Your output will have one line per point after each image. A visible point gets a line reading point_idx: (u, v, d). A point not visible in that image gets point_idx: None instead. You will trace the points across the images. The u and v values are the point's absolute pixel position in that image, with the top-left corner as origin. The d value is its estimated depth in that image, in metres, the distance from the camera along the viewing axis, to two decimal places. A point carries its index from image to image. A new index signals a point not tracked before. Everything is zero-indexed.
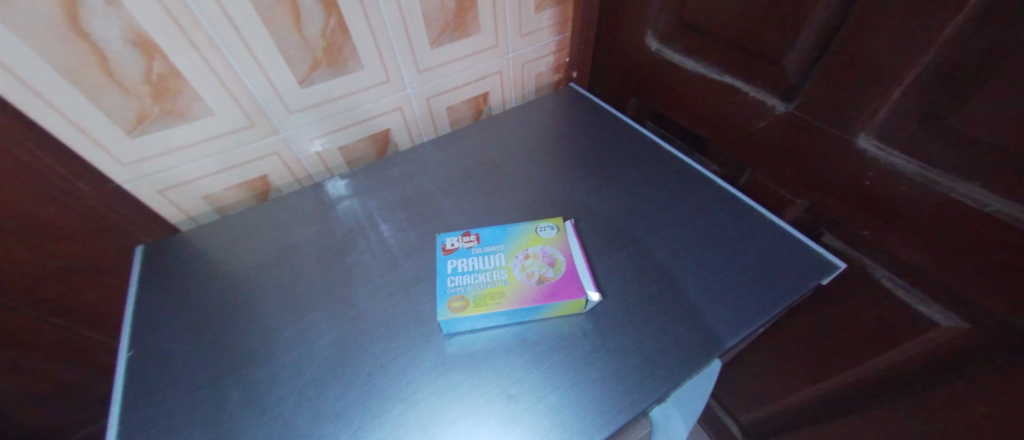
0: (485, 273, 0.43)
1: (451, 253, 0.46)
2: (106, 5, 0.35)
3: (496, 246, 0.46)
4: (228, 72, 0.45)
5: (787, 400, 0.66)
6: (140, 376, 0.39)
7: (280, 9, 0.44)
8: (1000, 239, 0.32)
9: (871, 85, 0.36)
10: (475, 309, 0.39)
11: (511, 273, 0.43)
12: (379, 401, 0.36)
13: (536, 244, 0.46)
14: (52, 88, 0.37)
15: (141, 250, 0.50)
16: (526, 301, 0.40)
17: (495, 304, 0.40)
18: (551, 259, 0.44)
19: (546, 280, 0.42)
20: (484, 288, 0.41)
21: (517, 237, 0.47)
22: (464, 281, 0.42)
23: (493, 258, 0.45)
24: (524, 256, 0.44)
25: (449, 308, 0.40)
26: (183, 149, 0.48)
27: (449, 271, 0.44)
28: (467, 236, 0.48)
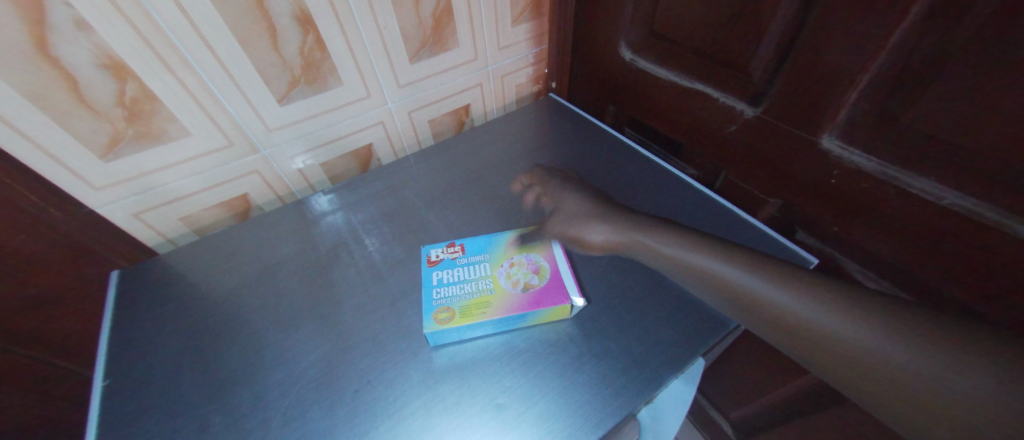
0: (472, 283, 0.43)
1: (436, 265, 0.46)
2: (76, 30, 0.35)
3: (481, 256, 0.47)
4: (205, 93, 0.45)
5: (774, 395, 0.67)
6: (117, 405, 0.38)
7: (256, 30, 0.44)
8: (958, 227, 0.34)
9: (833, 86, 0.38)
10: (462, 320, 0.40)
11: (498, 283, 0.43)
12: (367, 418, 0.36)
13: (521, 252, 0.47)
14: (20, 114, 0.37)
15: (117, 274, 0.50)
16: (514, 309, 0.40)
17: (484, 313, 0.40)
18: (536, 266, 0.45)
19: (535, 288, 0.42)
20: (473, 298, 0.42)
21: (502, 246, 0.48)
22: (452, 290, 0.43)
23: (479, 268, 0.45)
24: (509, 265, 0.45)
25: (435, 320, 0.40)
26: (159, 171, 0.47)
27: (435, 282, 0.44)
28: (450, 246, 0.48)
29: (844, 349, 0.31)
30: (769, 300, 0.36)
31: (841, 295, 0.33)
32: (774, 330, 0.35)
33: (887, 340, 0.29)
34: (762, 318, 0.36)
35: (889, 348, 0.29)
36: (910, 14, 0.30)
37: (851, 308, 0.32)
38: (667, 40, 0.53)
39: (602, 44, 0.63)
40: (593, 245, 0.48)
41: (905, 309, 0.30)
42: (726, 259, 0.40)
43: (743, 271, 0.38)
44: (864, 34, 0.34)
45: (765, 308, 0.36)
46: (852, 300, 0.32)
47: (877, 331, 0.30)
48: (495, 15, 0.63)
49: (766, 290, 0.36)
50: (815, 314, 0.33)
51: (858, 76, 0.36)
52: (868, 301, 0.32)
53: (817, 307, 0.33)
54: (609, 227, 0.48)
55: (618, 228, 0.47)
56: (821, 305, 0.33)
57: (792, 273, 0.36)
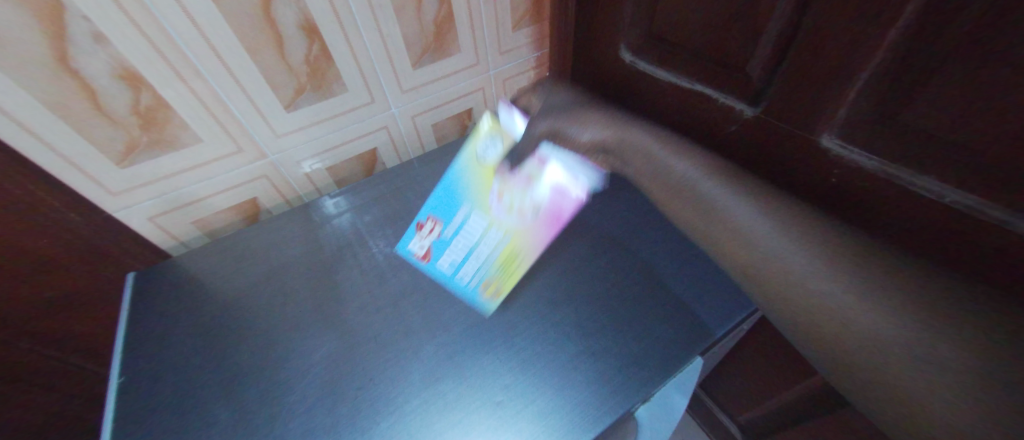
0: (483, 240, 0.49)
1: (432, 256, 0.50)
2: (94, 43, 0.37)
3: (465, 211, 0.52)
4: (215, 101, 0.47)
5: (781, 396, 0.67)
6: (131, 401, 0.40)
7: (263, 40, 0.46)
8: (962, 227, 0.33)
9: (831, 85, 0.38)
10: (508, 281, 0.46)
11: (505, 224, 0.49)
12: (369, 414, 0.37)
13: (497, 177, 0.54)
14: (42, 122, 0.39)
15: (133, 276, 0.52)
16: (540, 228, 0.48)
17: (520, 254, 0.47)
18: (526, 180, 0.53)
19: (537, 203, 0.51)
20: (501, 252, 0.48)
21: (473, 179, 0.55)
22: (469, 260, 0.48)
23: (475, 223, 0.50)
24: (500, 201, 0.51)
25: (488, 299, 0.45)
26: (172, 177, 0.49)
27: (450, 271, 0.48)
28: (425, 226, 0.53)
29: (790, 285, 0.36)
30: (736, 225, 0.41)
31: (829, 238, 0.35)
32: (721, 248, 0.42)
33: (847, 293, 0.32)
34: (705, 225, 0.44)
35: (841, 295, 0.32)
36: (905, 12, 0.30)
37: (829, 256, 0.34)
38: (666, 42, 0.53)
39: (603, 47, 0.64)
40: (589, 141, 0.54)
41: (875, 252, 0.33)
42: (728, 192, 0.42)
43: (738, 205, 0.41)
44: (859, 34, 0.34)
45: (712, 233, 0.43)
46: (838, 246, 0.34)
47: (837, 279, 0.33)
48: (496, 20, 0.63)
49: (743, 221, 0.40)
50: (775, 252, 0.37)
51: (857, 74, 0.35)
52: (853, 245, 0.34)
53: (791, 252, 0.36)
54: (602, 128, 0.53)
55: (611, 134, 0.52)
56: (799, 249, 0.36)
57: (795, 227, 0.38)
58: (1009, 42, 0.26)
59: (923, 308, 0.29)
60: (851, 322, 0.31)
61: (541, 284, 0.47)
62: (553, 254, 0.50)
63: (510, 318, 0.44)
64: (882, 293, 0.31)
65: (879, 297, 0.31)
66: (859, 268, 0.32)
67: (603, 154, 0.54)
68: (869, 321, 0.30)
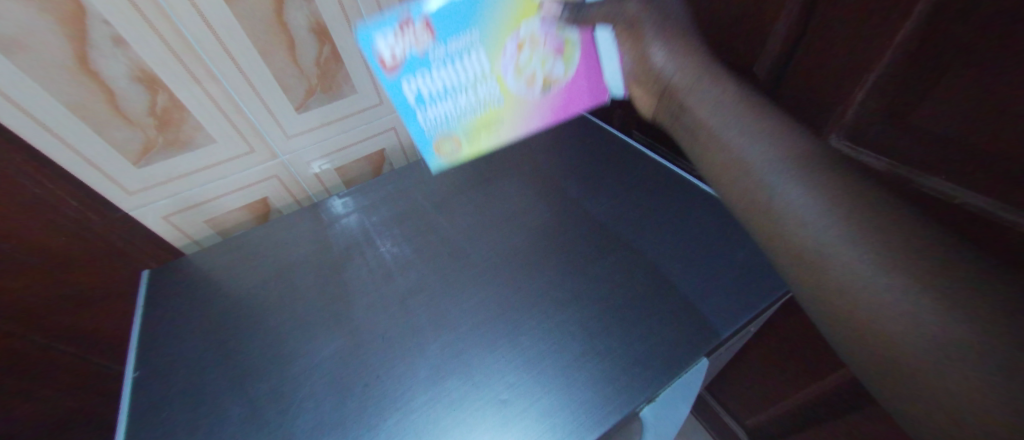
0: (472, 89, 0.42)
1: (399, 75, 0.37)
2: (113, 46, 0.39)
3: (471, 36, 0.38)
4: (228, 102, 0.48)
5: (790, 400, 0.66)
6: (144, 395, 0.41)
7: (276, 43, 0.47)
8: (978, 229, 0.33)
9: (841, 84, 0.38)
10: (471, 148, 0.48)
11: (505, 83, 0.43)
12: (376, 411, 0.38)
13: (530, 19, 0.40)
14: (63, 123, 0.40)
15: (147, 273, 0.53)
16: (535, 114, 0.49)
17: (498, 121, 0.47)
18: (558, 42, 0.42)
19: (552, 79, 0.45)
20: (481, 114, 0.45)
21: (504, 13, 0.38)
22: (450, 105, 0.43)
23: (477, 62, 0.40)
24: (518, 49, 0.41)
25: (442, 154, 0.47)
26: (185, 176, 0.50)
27: (415, 104, 0.40)
28: (413, 28, 0.35)
29: (808, 258, 0.27)
30: (760, 179, 0.31)
31: (876, 208, 0.25)
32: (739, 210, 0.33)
33: (883, 279, 0.23)
34: (719, 174, 0.34)
35: (875, 283, 0.23)
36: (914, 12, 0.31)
37: (877, 236, 0.24)
38: None
39: None
40: (654, 67, 0.37)
41: (933, 236, 0.23)
42: (754, 138, 0.32)
43: (767, 157, 0.31)
44: None
45: (733, 188, 0.33)
46: (882, 217, 0.25)
47: (874, 254, 0.24)
48: None
49: (769, 175, 0.30)
50: (796, 215, 0.28)
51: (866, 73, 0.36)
52: (905, 221, 0.24)
53: (817, 211, 0.27)
54: (679, 50, 0.36)
55: (685, 65, 0.36)
56: (826, 212, 0.26)
57: (827, 189, 0.27)
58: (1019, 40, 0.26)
59: (953, 285, 0.21)
60: (875, 302, 0.23)
61: (545, 284, 0.47)
62: (558, 255, 0.50)
63: (515, 318, 0.44)
64: (935, 285, 0.21)
65: (925, 289, 0.21)
66: (910, 254, 0.23)
67: (655, 94, 0.39)
68: (908, 310, 0.21)
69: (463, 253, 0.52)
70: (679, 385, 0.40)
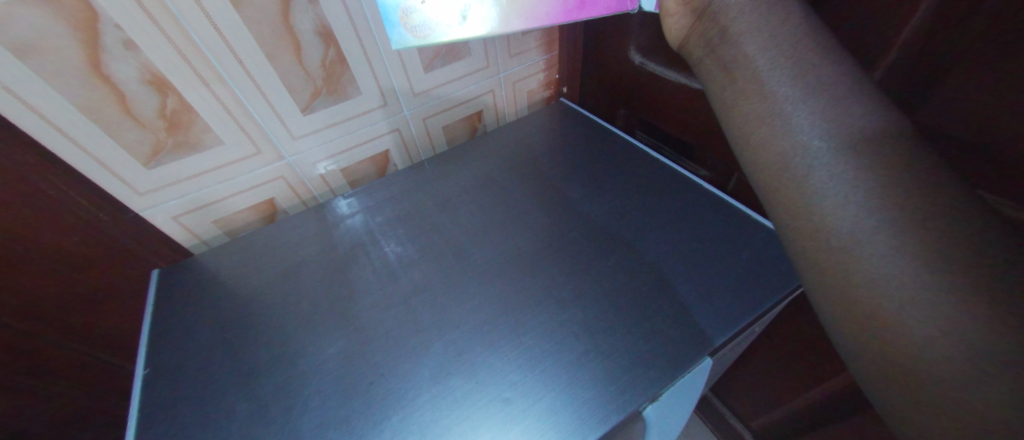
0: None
1: None
2: (124, 50, 0.39)
3: None
4: (236, 104, 0.49)
5: (796, 402, 0.66)
6: (154, 392, 0.41)
7: (282, 46, 0.47)
8: None
9: None
10: None
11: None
12: (380, 408, 0.38)
13: None
14: (76, 125, 0.42)
15: (157, 273, 0.54)
16: (543, 2, 0.43)
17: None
18: None
19: None
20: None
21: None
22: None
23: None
24: None
25: None
26: (194, 177, 0.51)
27: None
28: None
29: (792, 180, 0.29)
30: (774, 103, 0.30)
31: (885, 139, 0.25)
32: (735, 134, 0.34)
33: (863, 206, 0.24)
34: (732, 91, 0.33)
35: (848, 207, 0.25)
36: None
37: (876, 164, 0.24)
38: None
39: (613, 49, 0.64)
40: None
41: (947, 189, 0.23)
42: (785, 63, 0.30)
43: (795, 80, 0.29)
44: None
45: (738, 107, 0.32)
46: (883, 148, 0.25)
47: (866, 188, 0.24)
48: None
49: (787, 102, 0.29)
50: (796, 142, 0.28)
51: None
52: (915, 162, 0.24)
53: (817, 140, 0.27)
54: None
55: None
56: (830, 145, 0.27)
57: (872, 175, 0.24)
58: None
59: (960, 248, 0.21)
60: (835, 226, 0.25)
61: (549, 284, 0.47)
62: (560, 254, 0.50)
63: (518, 317, 0.44)
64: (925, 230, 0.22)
65: (905, 232, 0.22)
66: (903, 188, 0.23)
67: (691, 9, 0.35)
68: (870, 243, 0.23)
69: (466, 253, 0.52)
70: (683, 384, 0.40)
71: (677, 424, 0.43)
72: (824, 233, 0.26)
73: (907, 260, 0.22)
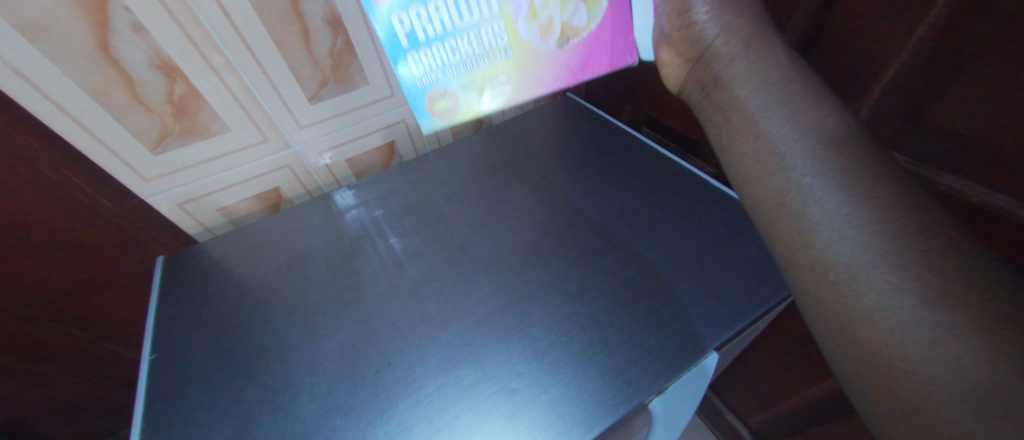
0: (477, 31, 0.43)
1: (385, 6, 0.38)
2: (133, 33, 0.39)
3: None
4: (244, 91, 0.48)
5: (794, 399, 0.66)
6: (160, 377, 0.42)
7: (290, 33, 0.47)
8: None
9: None
10: (463, 110, 0.48)
11: (514, 30, 0.44)
12: (387, 397, 0.38)
13: None
14: (83, 108, 0.41)
15: (162, 260, 0.54)
16: (549, 67, 0.48)
17: (500, 77, 0.47)
18: None
19: (572, 30, 0.45)
20: (485, 64, 0.46)
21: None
22: (462, 41, 0.43)
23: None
24: None
25: (433, 111, 0.47)
26: (200, 164, 0.51)
27: (405, 45, 0.41)
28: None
29: (787, 212, 0.32)
30: (769, 142, 0.35)
31: (865, 174, 0.29)
32: (735, 167, 0.38)
33: (852, 232, 0.28)
34: (729, 132, 0.39)
35: (839, 235, 0.29)
36: None
37: (860, 192, 0.29)
38: None
39: None
40: (693, 26, 0.41)
41: (924, 214, 0.27)
42: (772, 104, 0.35)
43: (785, 120, 0.34)
44: None
45: (734, 144, 0.38)
46: (867, 179, 0.29)
47: (854, 213, 0.28)
48: None
49: (781, 141, 0.34)
50: (791, 179, 0.33)
51: None
52: (893, 193, 0.28)
53: (808, 177, 0.31)
54: (727, 15, 0.39)
55: (732, 31, 0.38)
56: (821, 178, 0.31)
57: (858, 203, 0.28)
58: None
59: (944, 266, 0.24)
60: (837, 260, 0.28)
61: (555, 278, 0.47)
62: (566, 248, 0.50)
63: (524, 309, 0.44)
64: (902, 253, 0.26)
65: (886, 252, 0.26)
66: (881, 207, 0.28)
67: (687, 60, 0.43)
68: (866, 272, 0.27)
69: (472, 245, 0.52)
70: (689, 378, 0.40)
71: (682, 418, 0.43)
72: (817, 249, 0.30)
73: (893, 281, 0.25)
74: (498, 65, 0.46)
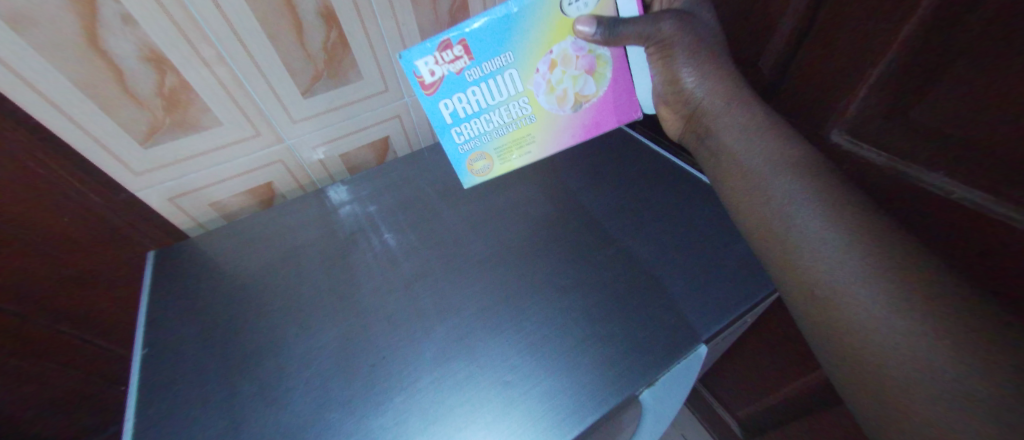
0: (506, 106, 0.43)
1: (434, 92, 0.40)
2: (122, 25, 0.39)
3: (505, 56, 0.40)
4: (236, 85, 0.48)
5: (782, 392, 0.68)
6: (153, 370, 0.42)
7: (283, 25, 0.47)
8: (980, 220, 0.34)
9: (852, 70, 0.41)
10: (499, 170, 0.48)
11: (536, 101, 0.44)
12: (381, 390, 0.39)
13: (564, 38, 0.40)
14: (70, 100, 0.41)
15: (153, 254, 0.54)
16: (566, 131, 0.47)
17: (530, 141, 0.47)
18: (591, 61, 0.42)
19: (585, 97, 0.45)
20: (515, 131, 0.46)
21: (539, 34, 0.39)
22: (493, 114, 0.44)
23: (510, 82, 0.41)
24: (548, 68, 0.42)
25: (473, 171, 0.48)
26: (192, 159, 0.50)
27: (450, 121, 0.43)
28: (451, 49, 0.37)
29: (782, 225, 0.34)
30: (755, 173, 0.37)
31: (843, 201, 0.32)
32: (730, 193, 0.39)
33: (841, 256, 0.29)
34: (721, 171, 0.40)
35: (837, 263, 0.29)
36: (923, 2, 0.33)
37: (842, 222, 0.30)
38: None
39: None
40: (684, 91, 0.41)
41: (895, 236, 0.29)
42: (758, 137, 0.38)
43: (767, 154, 0.37)
44: None
45: (727, 177, 0.39)
46: (844, 205, 0.31)
47: (840, 245, 0.30)
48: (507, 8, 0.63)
49: (767, 171, 0.36)
50: (782, 212, 0.34)
51: (870, 70, 0.39)
52: (870, 222, 0.30)
53: (798, 214, 0.33)
54: (711, 76, 0.39)
55: (717, 91, 0.40)
56: (813, 206, 0.32)
57: (845, 228, 0.30)
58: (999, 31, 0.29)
59: (926, 284, 0.26)
60: (829, 277, 0.30)
61: (549, 273, 0.48)
62: (560, 243, 0.51)
63: (518, 305, 0.45)
64: (889, 281, 0.27)
65: (870, 276, 0.28)
66: (860, 233, 0.29)
67: (683, 117, 0.44)
68: (856, 286, 0.28)
69: (466, 241, 0.53)
70: (679, 372, 0.41)
71: (670, 410, 0.44)
72: (813, 261, 0.31)
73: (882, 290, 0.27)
74: (528, 131, 0.46)
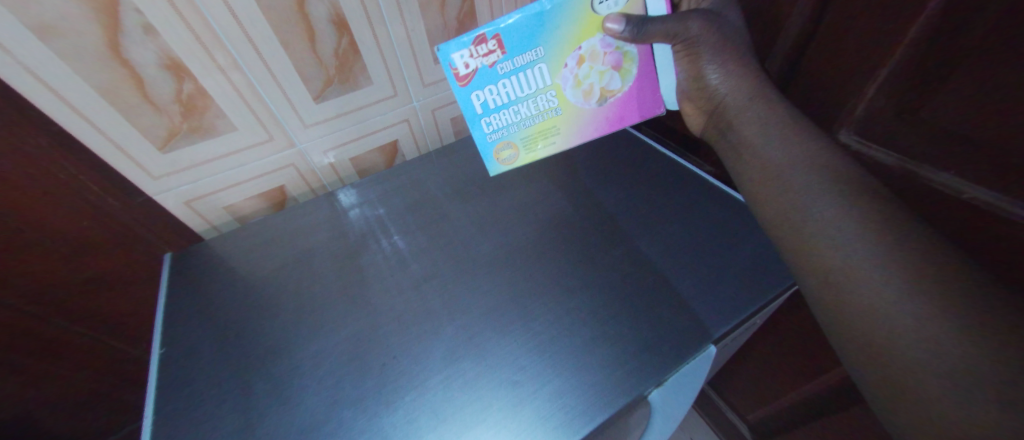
0: (534, 100, 0.44)
1: (468, 84, 0.41)
2: (143, 34, 0.40)
3: (536, 50, 0.40)
4: (250, 91, 0.49)
5: (792, 395, 0.67)
6: (170, 370, 0.43)
7: (296, 33, 0.48)
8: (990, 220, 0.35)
9: (860, 70, 0.41)
10: (524, 159, 0.49)
11: (562, 94, 0.44)
12: (392, 389, 0.39)
13: (593, 34, 0.40)
14: (94, 107, 0.42)
15: (169, 256, 0.55)
16: (590, 124, 0.48)
17: (555, 133, 0.48)
18: (619, 55, 0.42)
19: (611, 92, 0.45)
20: (541, 122, 0.46)
21: (569, 28, 0.39)
22: (521, 105, 0.44)
23: (539, 75, 0.42)
24: (576, 62, 0.42)
25: (499, 160, 0.49)
26: (208, 162, 0.52)
27: (480, 111, 0.43)
28: (486, 43, 0.38)
29: (799, 227, 0.34)
30: (775, 167, 0.37)
31: (869, 194, 0.32)
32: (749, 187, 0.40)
33: (861, 251, 0.29)
34: (742, 165, 0.41)
35: (860, 255, 0.29)
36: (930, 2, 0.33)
37: (864, 216, 0.30)
38: None
39: None
40: (708, 87, 0.41)
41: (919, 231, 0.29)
42: (780, 130, 0.38)
43: (785, 150, 0.37)
44: None
45: (745, 171, 0.40)
46: (868, 199, 0.31)
47: (864, 238, 0.30)
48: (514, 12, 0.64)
49: (788, 164, 0.36)
50: (803, 204, 0.34)
51: (878, 70, 0.39)
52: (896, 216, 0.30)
53: (820, 205, 0.33)
54: (735, 73, 0.40)
55: (741, 87, 0.40)
56: (833, 200, 0.32)
57: (866, 223, 0.30)
58: (1010, 29, 0.29)
59: (947, 282, 0.26)
60: (846, 277, 0.30)
61: (557, 274, 0.48)
62: (567, 245, 0.51)
63: (526, 305, 0.45)
64: (915, 276, 0.27)
65: (892, 272, 0.27)
66: (883, 226, 0.29)
67: (707, 112, 0.44)
68: (871, 286, 0.28)
69: (475, 243, 0.53)
70: (688, 373, 0.41)
71: (678, 411, 0.44)
72: (832, 262, 0.31)
73: (900, 290, 0.27)
74: (553, 123, 0.47)
